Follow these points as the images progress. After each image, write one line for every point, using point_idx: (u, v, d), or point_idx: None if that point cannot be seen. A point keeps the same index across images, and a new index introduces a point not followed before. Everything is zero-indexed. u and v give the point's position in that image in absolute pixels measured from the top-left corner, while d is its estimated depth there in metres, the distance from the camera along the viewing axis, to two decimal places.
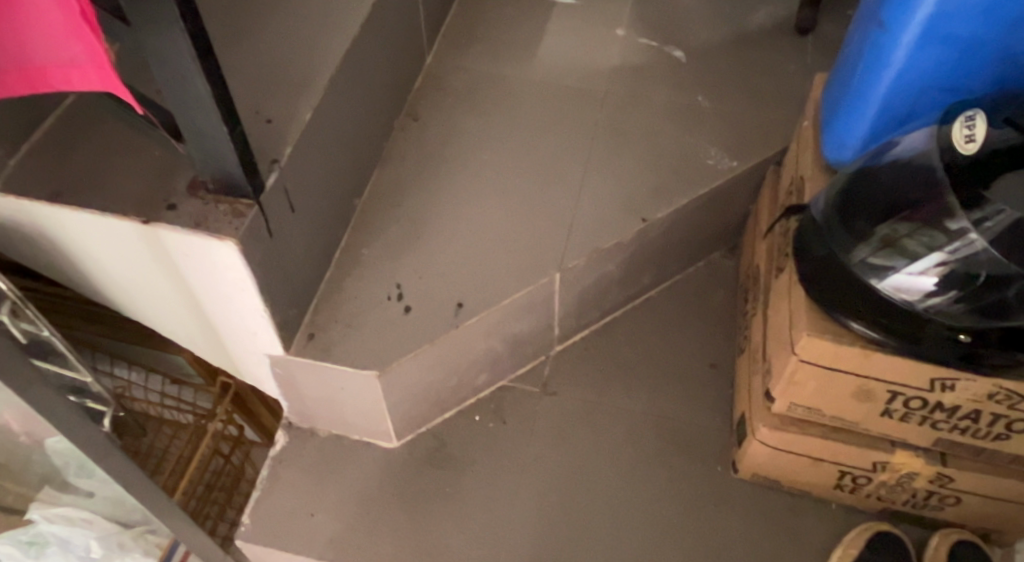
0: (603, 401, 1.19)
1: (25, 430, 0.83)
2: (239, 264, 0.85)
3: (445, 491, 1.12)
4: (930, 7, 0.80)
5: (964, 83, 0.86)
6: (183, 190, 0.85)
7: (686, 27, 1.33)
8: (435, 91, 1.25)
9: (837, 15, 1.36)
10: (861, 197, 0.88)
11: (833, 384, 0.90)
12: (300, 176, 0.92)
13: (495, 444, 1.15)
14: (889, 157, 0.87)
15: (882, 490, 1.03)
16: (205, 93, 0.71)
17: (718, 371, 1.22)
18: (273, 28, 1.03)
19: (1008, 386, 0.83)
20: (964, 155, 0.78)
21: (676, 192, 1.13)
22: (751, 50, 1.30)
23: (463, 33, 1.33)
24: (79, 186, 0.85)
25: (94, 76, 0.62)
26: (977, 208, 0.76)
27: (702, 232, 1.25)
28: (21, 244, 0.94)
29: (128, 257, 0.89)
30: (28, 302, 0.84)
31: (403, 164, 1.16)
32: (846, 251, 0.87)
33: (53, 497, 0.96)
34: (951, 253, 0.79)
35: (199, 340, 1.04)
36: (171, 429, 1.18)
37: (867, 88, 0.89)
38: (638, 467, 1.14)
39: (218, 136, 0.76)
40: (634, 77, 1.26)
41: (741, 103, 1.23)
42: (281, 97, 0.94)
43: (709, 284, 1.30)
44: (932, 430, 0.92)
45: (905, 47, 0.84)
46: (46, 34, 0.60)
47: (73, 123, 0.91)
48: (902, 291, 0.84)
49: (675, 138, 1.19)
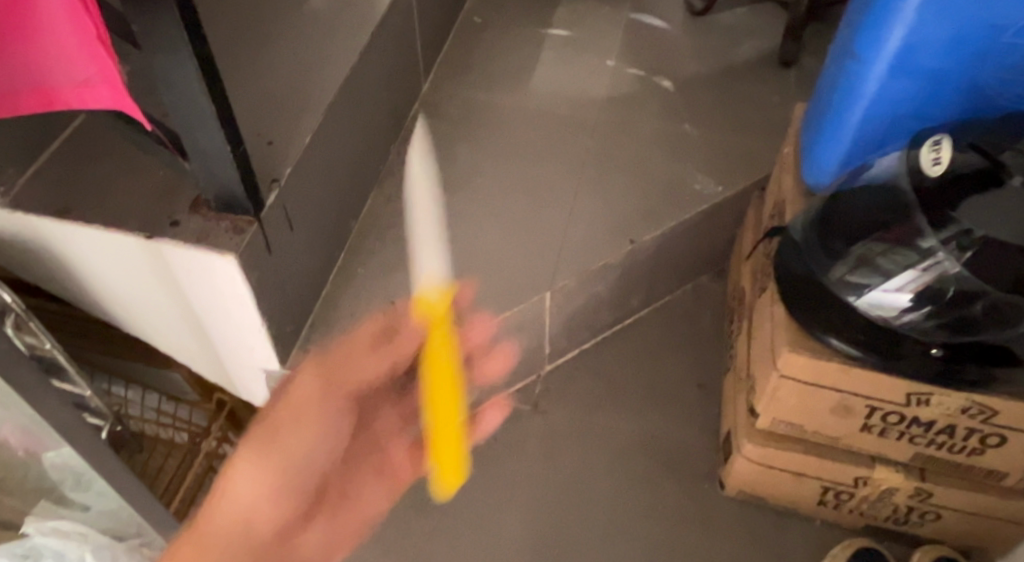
0: (592, 419, 1.22)
1: (24, 444, 0.86)
2: (239, 278, 0.87)
3: (436, 507, 1.14)
4: (898, 40, 0.85)
5: (934, 111, 0.90)
6: (186, 208, 0.88)
7: (673, 59, 1.38)
8: (432, 118, 1.29)
9: (819, 49, 1.41)
10: (836, 217, 0.91)
11: (814, 399, 0.93)
12: (299, 196, 0.96)
13: (486, 461, 1.18)
14: (863, 179, 0.91)
15: (864, 506, 1.05)
16: (210, 113, 0.75)
17: (706, 391, 1.25)
18: (275, 54, 1.06)
19: (980, 401, 0.86)
20: (931, 177, 0.82)
21: (664, 215, 1.17)
22: (737, 81, 1.35)
23: (458, 63, 1.37)
24: (85, 203, 0.88)
25: (105, 98, 0.66)
26: (945, 227, 0.79)
27: (689, 256, 1.28)
28: (27, 260, 0.97)
29: (131, 273, 0.92)
30: (31, 315, 0.87)
31: (399, 188, 1.20)
32: (824, 270, 0.91)
33: (50, 510, 0.97)
34: (923, 271, 0.83)
35: (196, 355, 1.06)
36: (165, 448, 1.17)
37: (842, 114, 0.94)
38: (626, 484, 1.17)
39: (222, 156, 0.79)
40: (623, 106, 1.30)
41: (727, 131, 1.27)
42: (282, 121, 0.98)
43: (697, 306, 1.34)
44: (910, 444, 0.94)
45: (877, 77, 0.88)
46: (61, 58, 0.64)
47: (81, 142, 0.94)
48: (878, 307, 0.87)
49: (663, 164, 1.23)
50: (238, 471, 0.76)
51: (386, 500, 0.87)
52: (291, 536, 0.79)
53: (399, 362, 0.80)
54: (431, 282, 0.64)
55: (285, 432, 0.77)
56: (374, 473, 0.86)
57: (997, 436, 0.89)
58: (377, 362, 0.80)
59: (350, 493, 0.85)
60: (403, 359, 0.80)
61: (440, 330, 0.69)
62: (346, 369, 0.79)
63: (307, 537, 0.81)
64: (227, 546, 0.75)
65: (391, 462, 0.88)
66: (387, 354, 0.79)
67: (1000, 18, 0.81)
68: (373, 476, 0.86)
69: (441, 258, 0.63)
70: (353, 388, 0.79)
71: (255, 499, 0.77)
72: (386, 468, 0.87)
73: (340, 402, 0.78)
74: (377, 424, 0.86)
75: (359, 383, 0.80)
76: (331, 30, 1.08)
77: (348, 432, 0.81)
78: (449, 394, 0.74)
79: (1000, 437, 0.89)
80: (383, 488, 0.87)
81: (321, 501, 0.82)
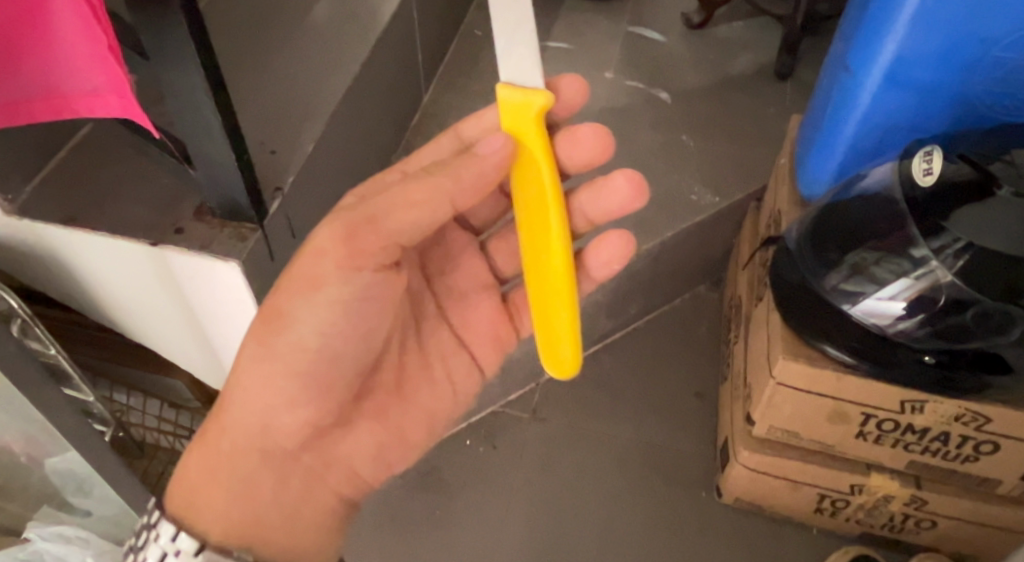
0: (591, 427, 1.23)
1: (26, 449, 0.87)
2: (242, 285, 0.89)
3: (435, 514, 1.15)
4: (890, 53, 0.86)
5: (927, 123, 0.92)
6: (190, 215, 0.89)
7: (671, 71, 1.39)
8: (433, 128, 1.30)
9: (815, 63, 1.42)
10: (830, 227, 0.93)
11: (809, 407, 0.94)
12: (302, 205, 0.97)
13: (486, 468, 1.19)
14: (856, 190, 0.92)
15: (860, 513, 1.06)
16: (216, 122, 0.76)
17: (704, 400, 1.26)
18: (279, 65, 1.08)
19: (973, 408, 0.87)
20: (923, 187, 0.83)
21: (661, 224, 1.19)
22: (735, 93, 1.36)
23: (459, 74, 1.39)
24: (92, 211, 0.89)
25: (114, 108, 0.67)
26: (936, 237, 0.81)
27: (687, 265, 1.30)
28: (33, 266, 0.99)
29: (135, 279, 0.93)
30: (37, 320, 0.87)
31: None
32: (818, 278, 0.92)
33: (51, 515, 0.97)
34: (916, 279, 0.84)
35: (199, 361, 1.07)
36: (167, 454, 1.18)
37: (836, 126, 0.95)
38: (624, 491, 1.17)
39: (226, 164, 0.80)
40: (622, 117, 1.32)
41: (724, 143, 1.29)
42: (286, 131, 0.99)
43: (694, 315, 1.35)
44: (905, 451, 0.95)
45: (870, 89, 0.90)
46: (74, 68, 0.65)
47: (88, 151, 0.95)
48: (872, 316, 0.88)
49: (661, 175, 1.24)
50: (244, 376, 0.71)
51: (441, 400, 0.83)
52: (329, 433, 0.77)
53: (456, 201, 0.69)
54: (523, 90, 0.66)
55: (278, 321, 0.70)
56: (452, 341, 0.83)
57: (991, 444, 0.90)
58: (428, 206, 0.68)
59: (398, 395, 0.80)
60: (475, 190, 0.69)
61: (536, 153, 0.67)
62: (392, 219, 0.68)
63: (348, 439, 0.78)
64: (249, 449, 0.73)
65: (465, 333, 0.84)
66: (449, 190, 0.68)
67: (988, 33, 0.82)
68: (448, 341, 0.83)
69: (530, 64, 0.66)
70: (397, 237, 0.69)
71: (262, 395, 0.71)
72: (438, 369, 0.83)
73: (359, 272, 0.69)
74: (454, 278, 0.83)
75: (395, 234, 0.69)
76: (334, 42, 1.10)
77: (372, 314, 0.73)
78: (553, 226, 0.69)
79: (994, 444, 0.90)
80: (466, 363, 0.84)
81: (369, 393, 0.78)
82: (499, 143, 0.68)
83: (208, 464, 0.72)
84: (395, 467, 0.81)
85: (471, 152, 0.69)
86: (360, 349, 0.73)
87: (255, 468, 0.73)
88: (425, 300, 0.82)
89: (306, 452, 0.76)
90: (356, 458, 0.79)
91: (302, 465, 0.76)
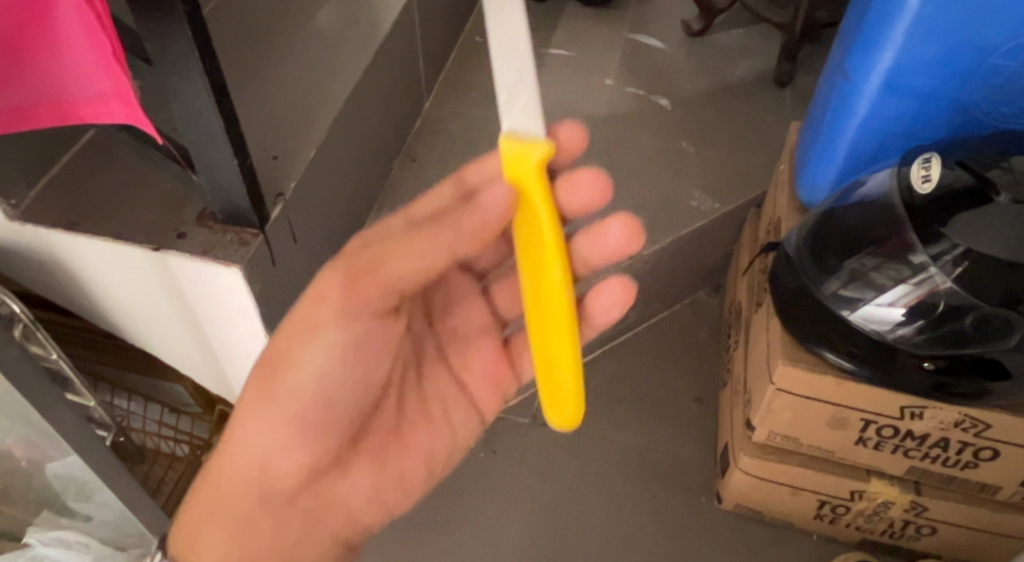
0: (591, 432, 1.23)
1: (27, 454, 0.87)
2: (244, 290, 0.89)
3: (435, 519, 1.15)
4: (889, 61, 0.87)
5: (926, 130, 0.92)
6: (193, 219, 0.89)
7: (671, 78, 1.40)
8: (433, 134, 1.31)
9: (814, 69, 1.43)
10: (830, 234, 0.94)
11: (808, 412, 0.94)
12: (303, 210, 0.98)
13: (487, 474, 1.19)
14: (855, 196, 0.93)
15: (860, 519, 1.06)
16: (220, 128, 0.77)
17: (704, 405, 1.26)
18: (281, 71, 1.09)
19: (972, 414, 0.87)
20: (921, 195, 0.84)
21: (661, 230, 1.19)
22: (734, 100, 1.37)
23: (460, 81, 1.39)
24: (95, 216, 0.90)
25: (118, 112, 0.68)
26: (935, 243, 0.82)
27: (687, 270, 1.30)
28: (35, 272, 0.99)
29: (138, 285, 0.94)
30: (40, 325, 0.87)
31: (401, 202, 1.22)
32: (818, 285, 0.92)
33: (51, 519, 0.97)
34: (915, 285, 0.85)
35: (200, 366, 1.08)
36: (167, 459, 1.18)
37: (836, 132, 0.96)
38: (624, 496, 1.18)
39: (229, 169, 0.81)
40: (621, 124, 1.32)
41: (723, 149, 1.29)
42: (288, 137, 0.99)
43: (694, 321, 1.35)
44: (905, 457, 0.96)
45: (868, 96, 0.90)
46: (79, 72, 0.66)
47: (91, 156, 0.95)
48: (872, 322, 0.88)
49: (661, 181, 1.25)
50: (242, 416, 0.72)
51: (442, 444, 0.81)
52: (326, 477, 0.76)
53: (455, 248, 0.66)
54: (524, 138, 0.62)
55: (275, 363, 0.71)
56: (452, 385, 0.81)
57: (990, 450, 0.90)
58: (427, 254, 0.66)
59: (397, 437, 0.79)
60: (476, 239, 0.66)
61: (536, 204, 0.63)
62: (390, 267, 0.67)
63: (345, 483, 0.77)
64: (247, 493, 0.73)
65: (467, 377, 0.82)
66: (449, 240, 0.66)
67: (986, 40, 0.83)
68: (447, 385, 0.81)
69: (531, 113, 0.61)
70: (397, 283, 0.68)
71: (261, 437, 0.72)
72: (438, 412, 0.81)
73: (356, 319, 0.70)
74: (458, 321, 0.82)
75: (396, 283, 0.67)
76: (336, 49, 1.11)
77: (369, 356, 0.73)
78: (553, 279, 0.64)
79: (993, 450, 0.90)
80: (465, 408, 0.82)
81: (366, 435, 0.77)
82: (502, 193, 0.64)
83: (210, 503, 0.74)
84: (394, 509, 0.80)
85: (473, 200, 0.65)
86: (358, 390, 0.74)
87: (253, 509, 0.74)
88: (427, 342, 0.81)
89: (303, 495, 0.75)
90: (353, 501, 0.77)
91: (299, 508, 0.75)
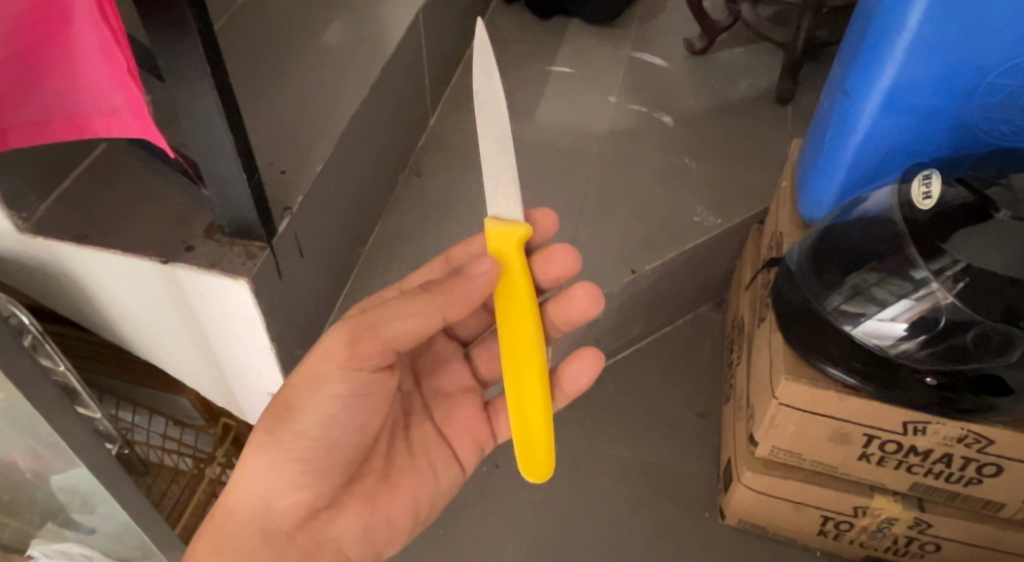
0: (594, 446, 1.24)
1: (32, 466, 0.87)
2: (250, 302, 0.90)
3: (437, 533, 1.16)
4: (889, 79, 0.88)
5: (926, 147, 0.93)
6: (201, 233, 0.90)
7: (674, 95, 1.41)
8: (438, 150, 1.32)
9: (815, 87, 1.44)
10: (831, 250, 0.94)
11: (811, 427, 0.95)
12: (309, 224, 0.99)
13: (488, 488, 1.20)
14: (856, 212, 0.93)
15: (864, 536, 1.06)
16: (230, 142, 0.77)
17: (706, 420, 1.26)
18: (289, 88, 1.10)
19: (975, 430, 0.88)
20: (923, 211, 0.85)
21: (664, 245, 1.20)
22: (736, 117, 1.38)
23: (464, 98, 1.41)
24: (105, 229, 0.91)
25: (131, 127, 0.69)
26: (936, 259, 0.83)
27: (690, 285, 1.31)
28: (44, 286, 1.00)
29: (146, 298, 0.95)
30: (49, 338, 0.88)
31: (406, 216, 1.23)
32: (821, 300, 0.92)
33: (55, 532, 0.98)
34: (917, 300, 0.85)
35: (206, 379, 1.08)
36: (170, 473, 1.18)
37: (837, 149, 0.97)
38: (627, 510, 1.18)
39: (238, 183, 0.82)
40: (625, 140, 1.34)
41: (726, 166, 1.31)
42: (295, 152, 1.01)
43: (696, 336, 1.36)
44: (908, 473, 0.96)
45: (869, 114, 0.91)
46: (93, 87, 0.67)
47: (101, 171, 0.96)
48: (874, 337, 0.88)
49: (664, 197, 1.26)
50: (249, 458, 0.75)
51: (427, 490, 0.84)
52: (319, 515, 0.78)
53: (445, 311, 0.71)
54: (506, 220, 0.73)
55: (286, 405, 0.75)
56: (434, 434, 0.85)
57: (994, 466, 0.91)
58: (422, 317, 0.71)
59: (387, 482, 0.82)
60: (465, 304, 0.72)
61: (516, 272, 0.73)
62: (390, 327, 0.71)
63: (338, 522, 0.79)
64: (249, 531, 0.76)
65: (450, 431, 0.86)
66: (439, 306, 0.71)
67: (985, 60, 0.84)
68: (431, 434, 0.85)
69: (513, 203, 0.73)
70: (393, 344, 0.72)
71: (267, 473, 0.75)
72: (422, 459, 0.84)
73: (359, 372, 0.74)
74: (440, 380, 0.88)
75: (396, 341, 0.72)
76: (343, 65, 1.12)
77: (372, 406, 0.77)
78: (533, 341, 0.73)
79: (997, 467, 0.91)
80: (447, 457, 0.86)
81: (359, 478, 0.80)
82: (488, 265, 0.71)
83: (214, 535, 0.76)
84: (382, 550, 0.82)
85: (461, 273, 0.72)
86: (356, 437, 0.77)
87: (255, 547, 0.76)
88: (414, 399, 0.86)
89: (300, 532, 0.78)
90: (345, 540, 0.79)
91: (297, 545, 0.77)
